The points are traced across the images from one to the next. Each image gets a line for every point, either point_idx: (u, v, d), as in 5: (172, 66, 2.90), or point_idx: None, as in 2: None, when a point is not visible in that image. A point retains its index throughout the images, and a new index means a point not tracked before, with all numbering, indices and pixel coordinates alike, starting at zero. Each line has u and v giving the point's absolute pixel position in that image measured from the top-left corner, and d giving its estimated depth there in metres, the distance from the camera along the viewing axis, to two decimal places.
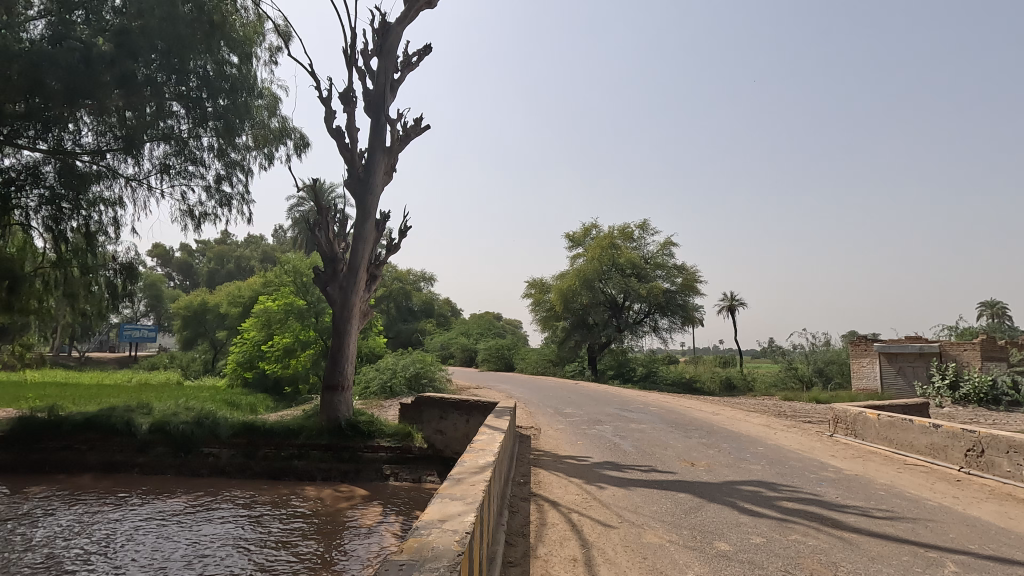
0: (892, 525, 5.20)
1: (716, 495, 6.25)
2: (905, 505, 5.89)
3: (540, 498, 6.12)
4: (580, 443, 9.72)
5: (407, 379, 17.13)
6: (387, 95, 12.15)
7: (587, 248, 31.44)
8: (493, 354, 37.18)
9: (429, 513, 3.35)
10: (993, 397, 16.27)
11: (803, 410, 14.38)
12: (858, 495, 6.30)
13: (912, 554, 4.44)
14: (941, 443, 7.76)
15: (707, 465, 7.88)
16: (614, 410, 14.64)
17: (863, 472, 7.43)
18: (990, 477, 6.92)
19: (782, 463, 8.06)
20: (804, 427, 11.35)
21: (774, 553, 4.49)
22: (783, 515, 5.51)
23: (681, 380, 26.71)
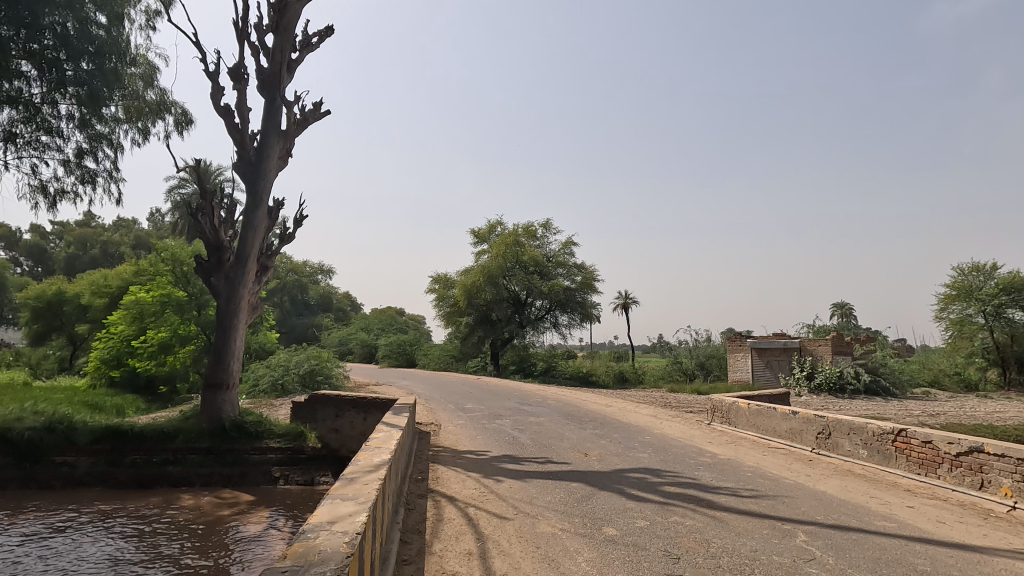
0: (755, 502, 5.80)
1: (607, 483, 6.60)
2: (767, 484, 6.58)
3: (437, 494, 6.10)
4: (481, 438, 9.80)
5: (301, 376, 16.28)
6: (284, 75, 11.43)
7: (492, 244, 31.72)
8: (394, 349, 36.43)
9: (317, 515, 3.21)
10: (840, 385, 18.75)
11: (686, 401, 15.58)
12: (729, 477, 6.95)
13: (771, 527, 4.98)
14: (798, 427, 8.76)
15: (599, 455, 8.28)
16: (514, 404, 14.94)
17: (735, 456, 8.19)
18: (834, 456, 7.93)
19: (666, 450, 8.69)
20: (686, 416, 12.31)
21: (656, 534, 4.82)
22: (664, 498, 5.93)
23: (578, 374, 27.82)
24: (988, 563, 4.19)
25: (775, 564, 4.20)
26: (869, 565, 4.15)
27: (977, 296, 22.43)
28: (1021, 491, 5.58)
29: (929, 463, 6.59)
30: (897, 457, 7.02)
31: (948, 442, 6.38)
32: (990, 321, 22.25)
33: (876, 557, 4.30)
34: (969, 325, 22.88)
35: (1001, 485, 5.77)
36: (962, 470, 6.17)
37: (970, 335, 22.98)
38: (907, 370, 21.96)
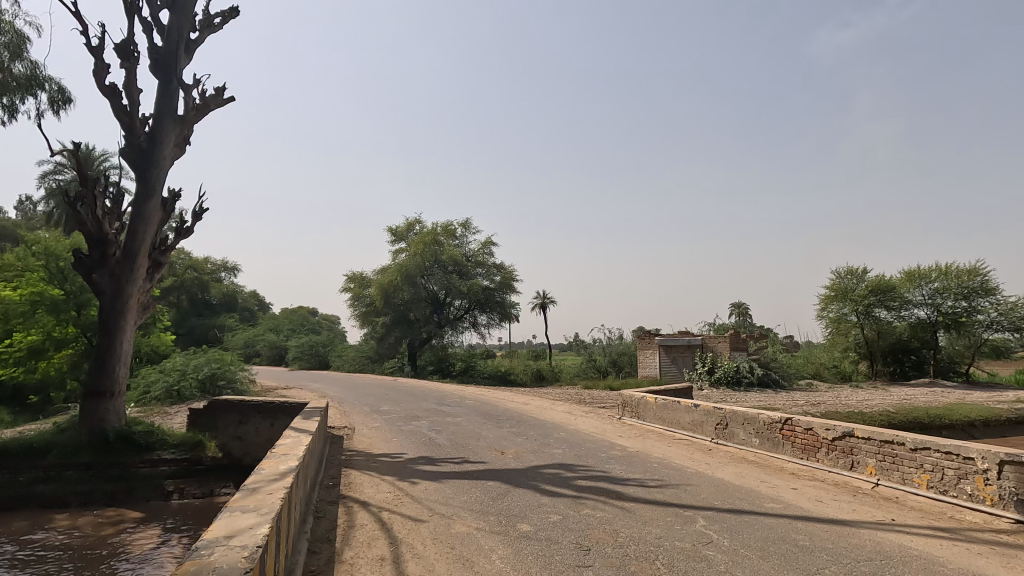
0: (661, 491, 6.12)
1: (523, 480, 6.70)
2: (671, 474, 6.98)
3: (349, 500, 5.89)
4: (396, 440, 9.60)
5: (200, 381, 15.19)
6: (181, 56, 10.56)
7: (410, 242, 31.17)
8: (306, 351, 34.82)
9: (213, 530, 3.00)
10: (736, 379, 20.32)
11: (599, 397, 16.17)
12: (637, 468, 7.29)
13: (674, 515, 5.27)
14: (699, 419, 9.37)
15: (515, 453, 8.38)
16: (431, 405, 14.78)
17: (643, 449, 8.60)
18: (731, 444, 8.55)
19: (579, 445, 8.96)
20: (599, 412, 12.77)
21: (569, 528, 4.95)
22: (577, 492, 6.12)
23: (497, 373, 28.03)
24: (857, 534, 4.69)
25: (677, 549, 4.45)
26: (760, 544, 4.51)
27: (851, 297, 25.07)
28: (884, 470, 6.31)
29: (810, 447, 7.28)
30: (784, 443, 7.70)
31: (825, 428, 7.08)
32: (861, 319, 24.97)
33: (765, 537, 4.69)
34: (844, 322, 25.53)
35: (868, 465, 6.50)
36: (837, 452, 6.89)
37: (845, 332, 25.65)
38: (794, 363, 24.13)
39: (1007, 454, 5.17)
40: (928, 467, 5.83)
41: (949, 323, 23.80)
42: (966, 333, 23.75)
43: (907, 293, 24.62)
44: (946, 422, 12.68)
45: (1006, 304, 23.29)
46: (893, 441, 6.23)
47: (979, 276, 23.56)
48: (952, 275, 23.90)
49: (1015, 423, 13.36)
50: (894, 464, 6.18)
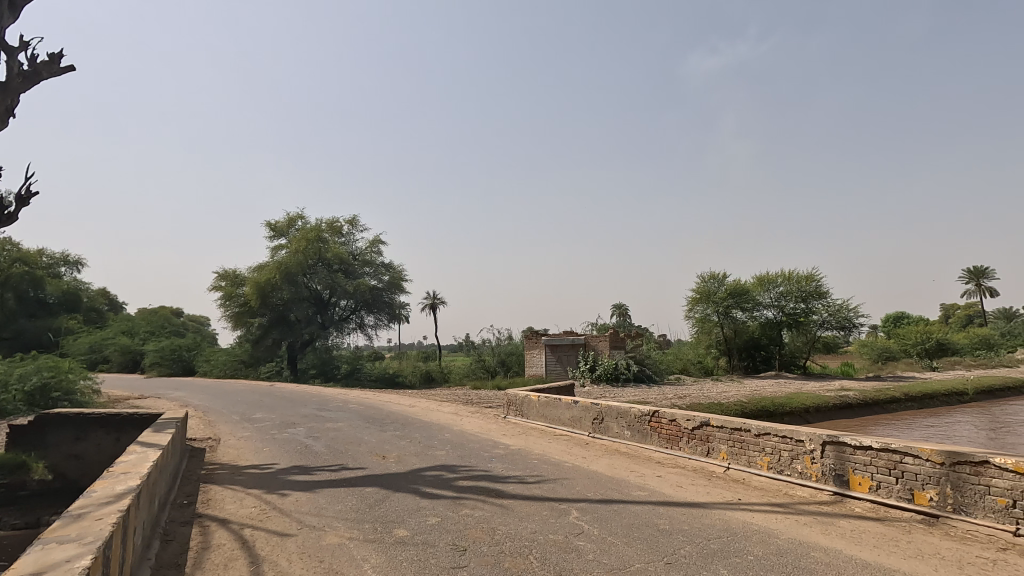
0: (539, 487, 6.30)
1: (402, 484, 6.54)
2: (550, 469, 7.21)
3: (206, 518, 5.35)
4: (268, 450, 8.94)
5: (28, 394, 13.09)
6: (3, 14, 9.01)
7: (291, 239, 29.28)
8: (166, 356, 31.33)
9: (18, 568, 2.56)
10: (615, 375, 21.67)
11: (485, 397, 16.34)
12: (518, 466, 7.45)
13: (549, 508, 5.45)
14: (578, 415, 9.80)
15: (397, 457, 8.17)
16: (310, 411, 13.99)
17: (525, 446, 8.80)
18: (605, 438, 9.04)
19: (463, 446, 8.96)
20: (484, 412, 12.88)
21: (446, 530, 4.91)
22: (457, 493, 6.10)
23: (384, 375, 27.26)
24: (710, 515, 5.15)
25: (550, 542, 4.59)
26: (625, 531, 4.79)
27: (713, 299, 27.67)
28: (733, 455, 7.02)
29: (673, 437, 7.90)
30: (651, 434, 8.28)
31: (687, 419, 7.71)
32: (721, 319, 27.67)
33: (630, 524, 4.99)
34: (707, 322, 28.13)
35: (721, 451, 7.18)
36: (696, 441, 7.54)
37: (709, 331, 28.31)
38: (665, 360, 26.15)
39: (828, 436, 5.97)
40: (768, 451, 6.58)
41: (791, 323, 27.17)
42: (804, 331, 27.23)
43: (758, 296, 27.71)
44: (786, 409, 14.45)
45: (834, 306, 27.05)
46: (741, 428, 6.94)
47: (814, 282, 27.14)
48: (794, 280, 27.29)
49: (838, 407, 15.56)
50: (742, 449, 6.89)
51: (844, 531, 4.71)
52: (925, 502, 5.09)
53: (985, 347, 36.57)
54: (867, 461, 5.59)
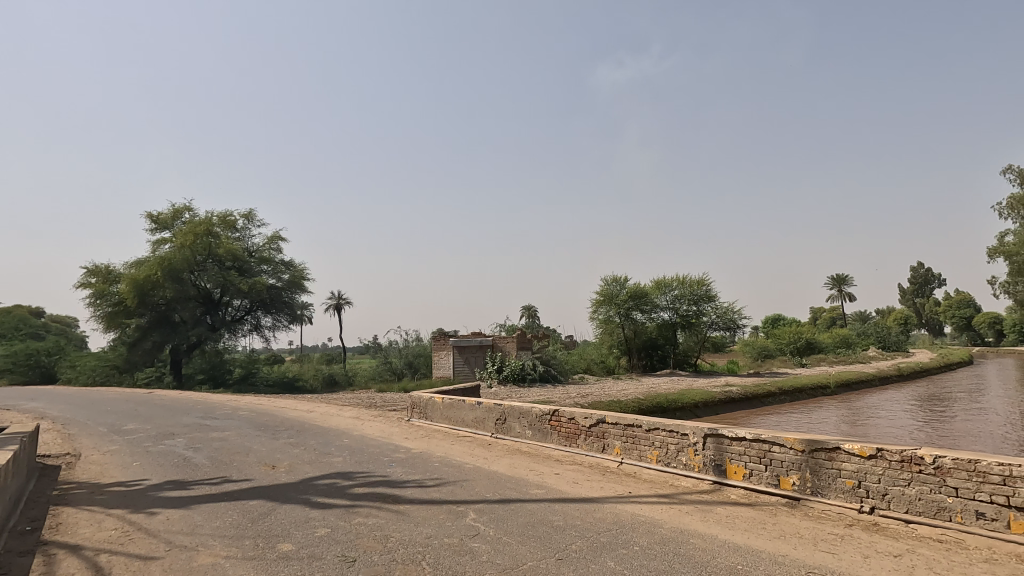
0: (437, 490, 6.21)
1: (292, 495, 6.17)
2: (451, 472, 7.13)
3: (53, 546, 4.69)
4: (139, 465, 8.06)
5: None
6: None
7: (176, 232, 26.79)
8: (21, 362, 27.47)
9: None
10: (521, 375, 21.95)
11: (390, 400, 15.91)
12: (418, 469, 7.29)
13: (446, 511, 5.38)
14: (481, 416, 9.79)
15: (289, 466, 7.70)
16: (194, 419, 12.84)
17: (427, 449, 8.66)
18: (508, 438, 9.11)
19: (362, 451, 8.63)
20: (387, 415, 12.53)
21: (335, 540, 4.68)
22: (351, 501, 5.85)
23: (282, 380, 25.72)
24: (602, 510, 5.32)
25: (444, 546, 4.52)
26: (521, 530, 4.83)
27: (615, 301, 28.93)
28: (626, 450, 7.34)
29: (572, 435, 8.12)
30: (551, 433, 8.46)
31: (584, 417, 7.96)
32: (622, 320, 29.04)
33: (526, 522, 5.04)
34: (610, 323, 29.37)
35: (615, 446, 7.49)
36: (592, 438, 7.80)
37: (611, 331, 29.61)
38: (570, 360, 26.97)
39: (709, 429, 6.40)
40: (657, 444, 6.95)
41: (685, 324, 29.10)
42: (695, 331, 29.28)
43: (655, 299, 29.38)
44: (678, 404, 15.42)
45: (722, 308, 29.35)
46: (633, 424, 7.26)
47: (704, 286, 29.26)
48: (687, 284, 29.24)
49: (723, 401, 16.87)
50: (633, 443, 7.23)
51: (721, 517, 5.06)
52: (788, 486, 5.62)
53: (844, 345, 41.41)
54: (741, 451, 6.06)
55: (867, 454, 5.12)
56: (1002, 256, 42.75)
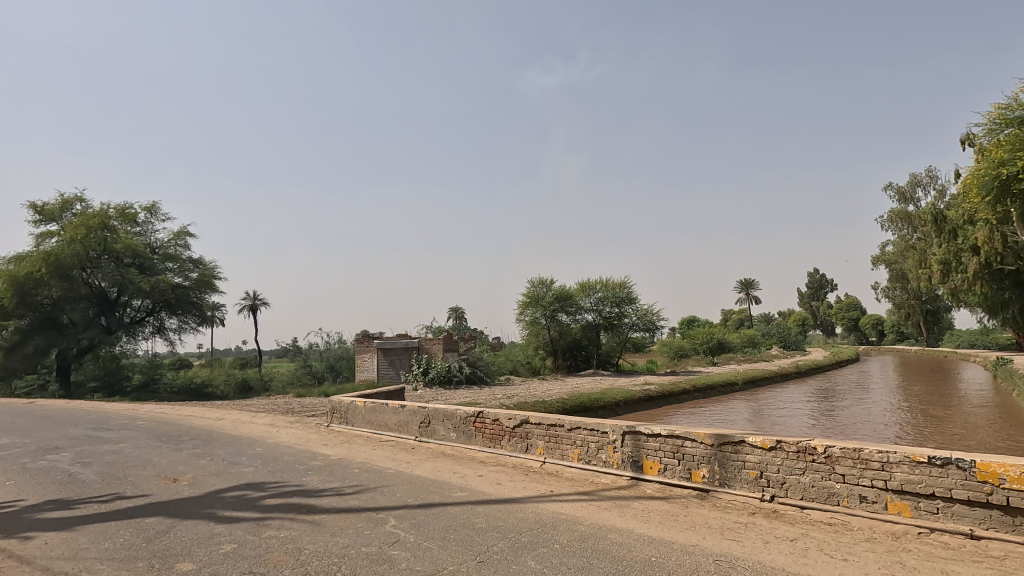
0: (356, 497, 5.99)
1: (195, 509, 5.73)
2: (371, 478, 6.91)
3: None
4: (12, 484, 7.17)
5: None
6: None
7: (65, 225, 24.22)
8: None
9: None
10: (448, 377, 21.52)
11: (309, 405, 15.23)
12: (336, 477, 7.01)
13: (365, 519, 5.20)
14: (405, 419, 9.60)
15: (192, 479, 7.15)
16: (83, 431, 11.63)
17: (347, 455, 8.34)
18: (432, 441, 8.98)
19: (276, 460, 8.18)
20: (305, 421, 11.96)
21: (242, 557, 4.39)
22: (262, 513, 5.52)
23: (189, 386, 23.81)
24: (524, 510, 5.35)
25: (361, 555, 4.36)
26: (442, 534, 4.75)
27: (541, 303, 29.42)
28: (549, 449, 7.45)
29: (496, 436, 8.14)
30: (476, 434, 8.43)
31: (508, 417, 8.00)
32: (548, 321, 29.59)
33: (447, 526, 4.97)
34: (536, 325, 29.83)
35: (538, 446, 7.58)
36: (516, 438, 7.85)
37: (536, 333, 30.07)
38: (496, 361, 27.08)
39: (627, 426, 6.63)
40: (578, 443, 7.10)
41: (608, 325, 30.08)
42: (617, 332, 30.32)
43: (580, 300, 30.14)
44: (600, 403, 15.88)
45: (642, 310, 30.62)
46: (556, 424, 7.38)
47: (625, 289, 30.39)
48: (609, 287, 30.25)
49: (642, 400, 17.60)
50: (556, 443, 7.34)
51: (636, 512, 5.24)
52: (699, 479, 5.93)
53: (750, 345, 44.48)
54: (657, 447, 6.32)
55: (768, 446, 5.50)
56: (883, 264, 47.65)
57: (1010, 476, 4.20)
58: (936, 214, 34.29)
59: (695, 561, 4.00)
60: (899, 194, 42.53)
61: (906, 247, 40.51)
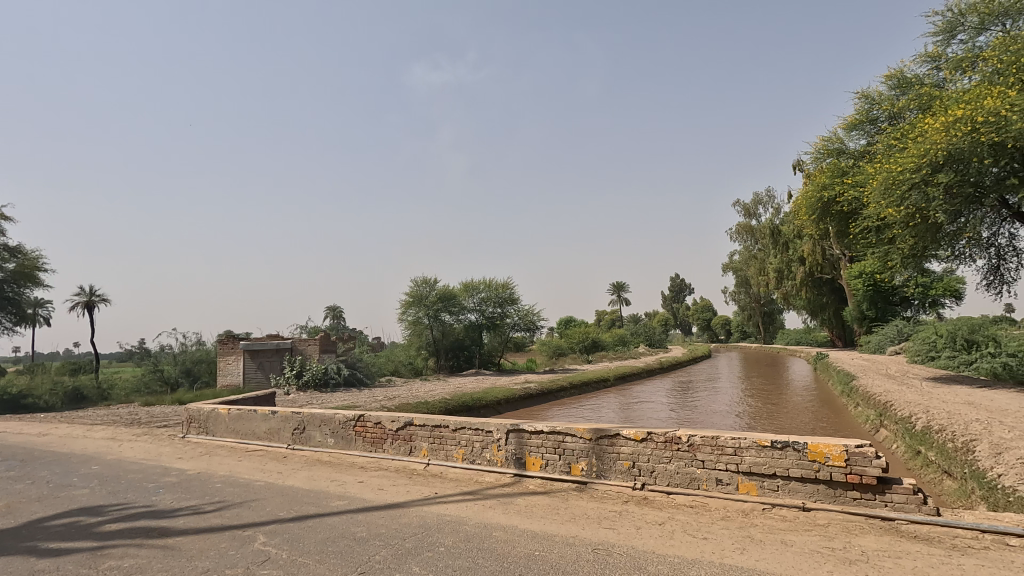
0: (219, 515, 5.43)
1: (9, 544, 4.81)
2: (236, 492, 6.30)
3: None
4: None
5: None
6: None
7: None
8: None
9: None
10: (324, 380, 20.42)
11: (158, 415, 13.55)
12: (194, 494, 6.30)
13: (229, 539, 4.73)
14: (276, 426, 8.91)
15: (5, 507, 6.01)
16: None
17: (207, 468, 7.54)
18: (306, 448, 8.44)
19: (117, 479, 7.15)
20: (155, 433, 10.61)
21: None
22: (99, 541, 4.78)
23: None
24: (407, 514, 5.21)
25: None
26: (319, 548, 4.48)
27: (424, 303, 29.04)
28: (433, 451, 7.36)
29: (378, 440, 7.86)
30: (355, 439, 8.06)
31: (391, 420, 7.74)
32: (431, 321, 29.27)
33: (324, 538, 4.69)
34: (418, 325, 29.34)
35: (422, 448, 7.46)
36: (399, 441, 7.65)
37: (419, 333, 29.57)
38: (376, 362, 26.21)
39: (511, 424, 6.75)
40: (463, 443, 7.09)
41: (490, 325, 30.54)
42: (499, 332, 30.90)
43: (463, 301, 30.27)
44: (483, 402, 16.02)
45: (523, 310, 31.50)
46: (440, 425, 7.30)
47: (508, 290, 31.09)
48: (493, 288, 30.76)
49: (522, 398, 18.06)
50: (440, 444, 7.27)
51: (520, 508, 5.35)
52: (578, 472, 6.21)
53: (621, 344, 47.71)
54: (539, 443, 6.51)
55: (640, 437, 5.91)
56: (731, 271, 53.68)
57: (833, 455, 4.92)
58: (773, 229, 39.32)
59: (575, 552, 4.17)
60: (745, 210, 48.13)
61: (749, 257, 45.94)
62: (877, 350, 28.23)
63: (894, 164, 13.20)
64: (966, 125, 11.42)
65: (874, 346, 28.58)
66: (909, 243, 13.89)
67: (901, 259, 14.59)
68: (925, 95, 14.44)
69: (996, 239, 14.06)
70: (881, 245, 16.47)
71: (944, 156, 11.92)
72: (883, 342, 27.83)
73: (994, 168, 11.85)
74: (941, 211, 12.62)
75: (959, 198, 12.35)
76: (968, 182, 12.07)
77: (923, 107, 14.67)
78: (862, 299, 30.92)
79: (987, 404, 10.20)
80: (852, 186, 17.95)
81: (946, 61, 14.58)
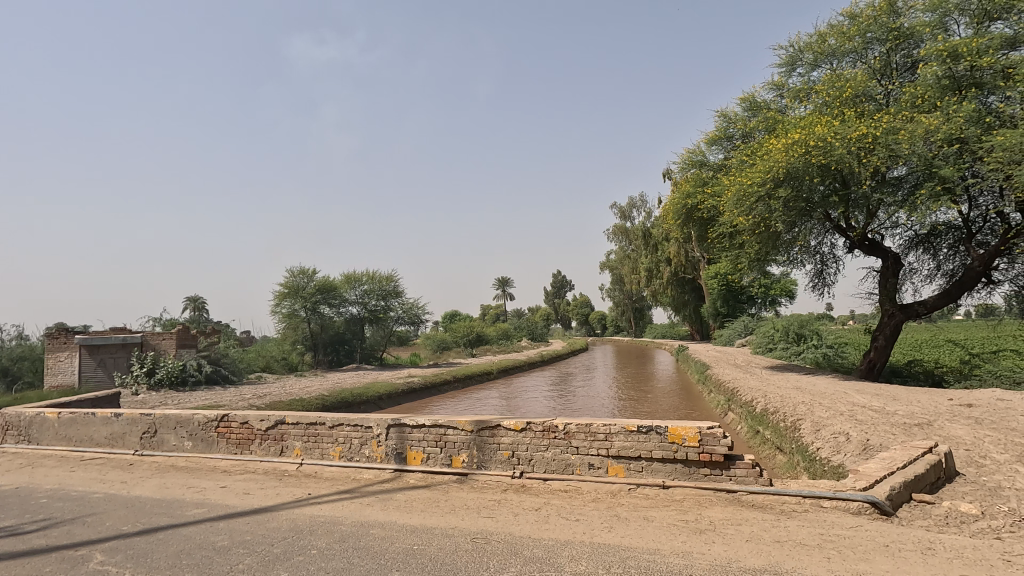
0: (45, 535, 4.70)
1: None
2: (67, 507, 5.48)
3: None
4: None
5: None
6: None
7: None
8: None
9: None
10: (181, 378, 18.43)
11: None
12: (11, 512, 5.38)
13: (56, 562, 4.10)
14: (120, 430, 7.88)
15: None
16: None
17: (27, 482, 6.47)
18: (158, 454, 7.57)
19: None
20: None
21: None
22: None
23: None
24: (276, 518, 4.90)
25: None
26: (170, 562, 4.05)
27: (301, 294, 27.32)
28: (307, 450, 6.98)
29: (244, 441, 7.28)
30: (218, 441, 7.39)
31: (259, 419, 7.21)
32: (308, 314, 27.60)
33: (177, 551, 4.25)
34: (294, 318, 27.56)
35: (295, 447, 7.03)
36: (269, 441, 7.14)
37: (295, 326, 27.81)
38: (245, 358, 24.23)
39: (392, 420, 6.60)
40: (340, 441, 6.80)
41: (373, 318, 29.71)
42: (382, 325, 30.13)
43: (344, 292, 29.00)
44: (363, 398, 15.48)
45: (407, 303, 31.01)
46: (315, 423, 6.93)
47: (391, 282, 30.47)
48: (376, 280, 29.90)
49: (406, 393, 17.72)
50: (316, 442, 6.92)
51: (398, 503, 5.25)
52: (459, 464, 6.24)
53: (504, 337, 48.79)
54: (420, 437, 6.44)
55: (520, 427, 6.08)
56: (608, 269, 57.14)
57: (688, 436, 5.46)
58: (644, 232, 42.38)
59: (454, 543, 4.18)
60: (621, 213, 51.35)
61: (622, 257, 49.16)
62: (728, 343, 31.75)
63: (745, 178, 14.81)
64: (801, 148, 13.18)
65: (726, 339, 32.11)
66: (755, 248, 15.69)
67: (749, 262, 16.47)
68: (771, 118, 16.42)
69: (820, 247, 16.38)
70: (733, 249, 18.43)
71: (785, 174, 13.62)
72: (733, 336, 31.38)
73: (821, 186, 13.78)
74: (781, 221, 14.41)
75: (794, 211, 14.16)
76: (801, 197, 13.88)
77: (769, 128, 16.66)
78: (717, 297, 34.56)
79: (810, 388, 11.96)
80: (711, 196, 19.87)
81: (788, 89, 16.64)
